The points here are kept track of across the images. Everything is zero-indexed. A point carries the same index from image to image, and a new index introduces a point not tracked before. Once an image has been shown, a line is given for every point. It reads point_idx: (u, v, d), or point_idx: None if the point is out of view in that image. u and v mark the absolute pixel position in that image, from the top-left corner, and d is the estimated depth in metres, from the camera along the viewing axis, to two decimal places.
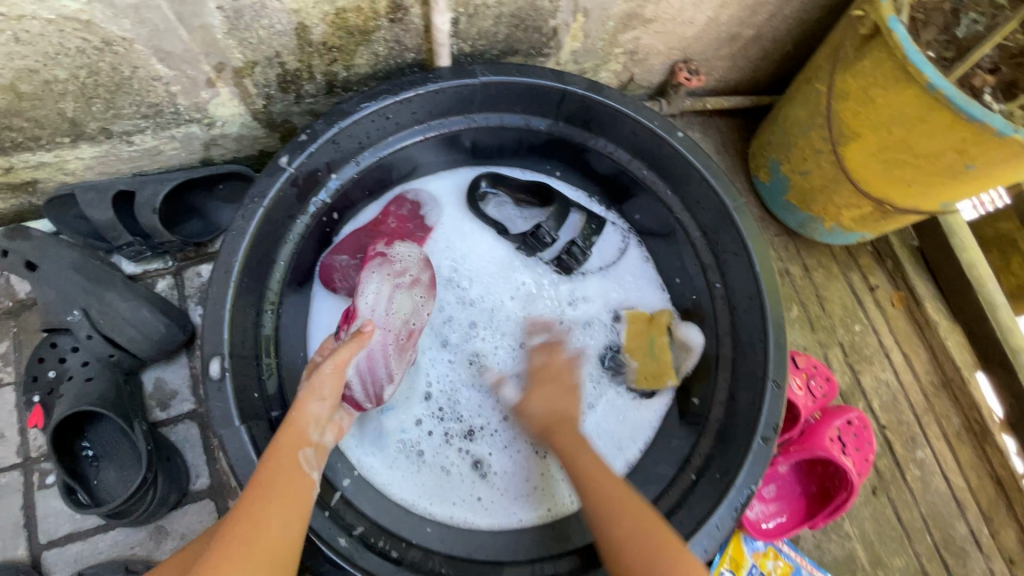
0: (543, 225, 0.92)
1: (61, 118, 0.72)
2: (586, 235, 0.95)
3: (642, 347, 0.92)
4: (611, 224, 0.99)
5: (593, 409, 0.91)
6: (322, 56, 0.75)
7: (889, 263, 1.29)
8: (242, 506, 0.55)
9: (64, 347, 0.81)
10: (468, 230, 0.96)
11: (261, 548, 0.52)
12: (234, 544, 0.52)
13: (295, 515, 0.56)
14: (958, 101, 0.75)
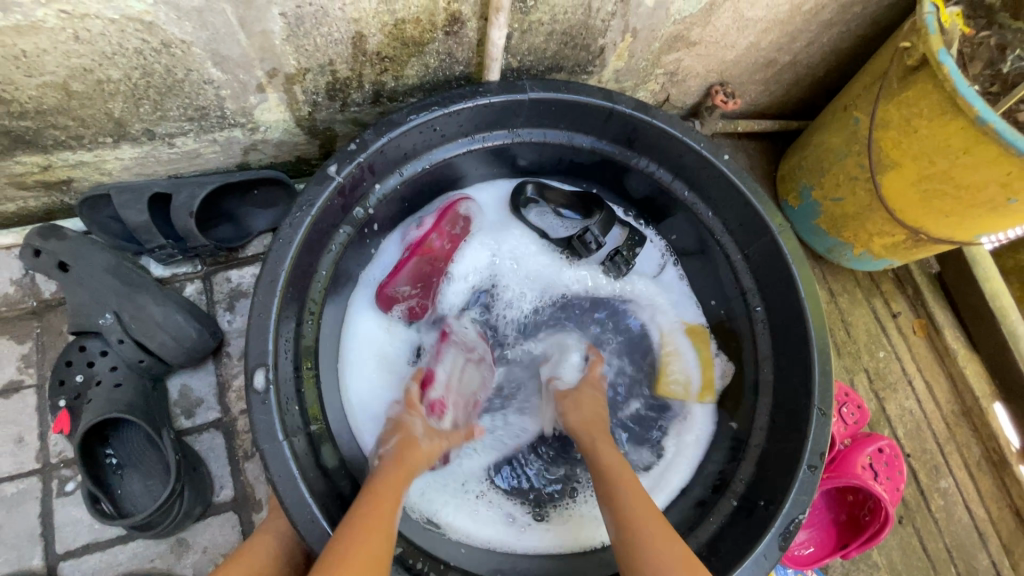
0: (589, 230, 0.90)
1: (107, 118, 0.71)
2: (631, 246, 0.93)
3: (676, 359, 0.95)
4: (649, 241, 0.99)
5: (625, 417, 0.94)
6: (373, 65, 0.75)
7: (911, 290, 1.30)
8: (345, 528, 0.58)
9: (92, 351, 0.79)
10: (512, 237, 0.95)
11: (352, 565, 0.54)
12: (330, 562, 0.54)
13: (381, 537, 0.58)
14: (1007, 135, 0.76)
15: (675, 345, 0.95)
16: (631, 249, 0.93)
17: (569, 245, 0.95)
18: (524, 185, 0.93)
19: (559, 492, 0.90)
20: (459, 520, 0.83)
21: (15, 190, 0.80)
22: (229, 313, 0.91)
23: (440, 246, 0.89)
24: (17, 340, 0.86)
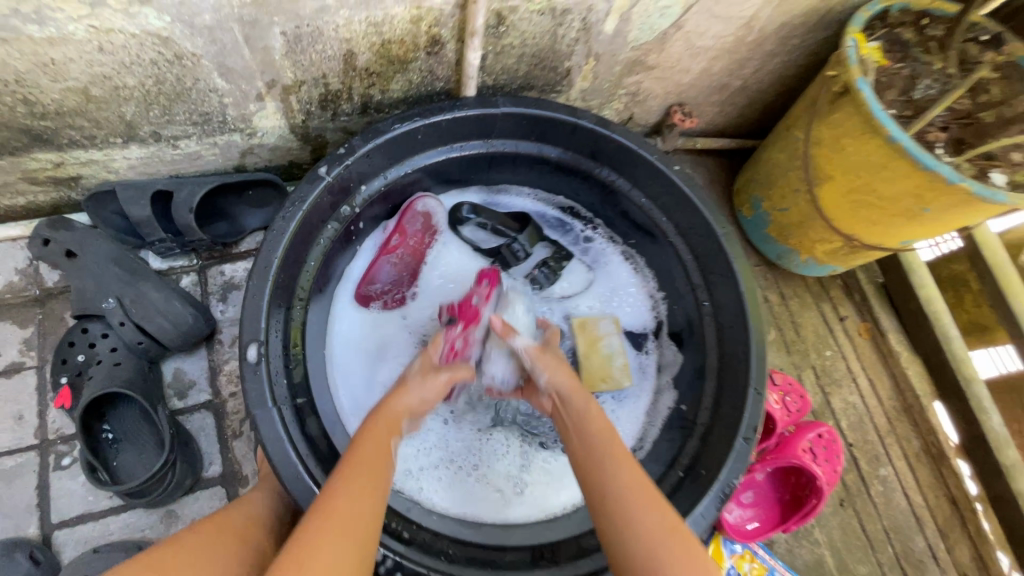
0: (516, 241, 1.03)
1: (119, 120, 0.78)
2: (557, 259, 1.07)
3: (595, 352, 1.01)
4: (577, 259, 1.10)
5: None
6: (362, 80, 0.84)
7: (858, 297, 1.41)
8: (329, 486, 0.60)
9: (95, 333, 0.85)
10: (452, 249, 1.05)
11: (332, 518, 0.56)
12: (315, 518, 0.56)
13: (362, 491, 0.59)
14: (915, 152, 0.87)
15: (594, 340, 1.02)
16: (557, 261, 1.06)
17: (496, 254, 1.05)
18: (461, 206, 1.02)
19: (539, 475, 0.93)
20: (430, 495, 0.89)
21: (27, 185, 0.87)
22: (222, 303, 0.98)
23: (403, 244, 0.98)
24: (19, 325, 0.92)
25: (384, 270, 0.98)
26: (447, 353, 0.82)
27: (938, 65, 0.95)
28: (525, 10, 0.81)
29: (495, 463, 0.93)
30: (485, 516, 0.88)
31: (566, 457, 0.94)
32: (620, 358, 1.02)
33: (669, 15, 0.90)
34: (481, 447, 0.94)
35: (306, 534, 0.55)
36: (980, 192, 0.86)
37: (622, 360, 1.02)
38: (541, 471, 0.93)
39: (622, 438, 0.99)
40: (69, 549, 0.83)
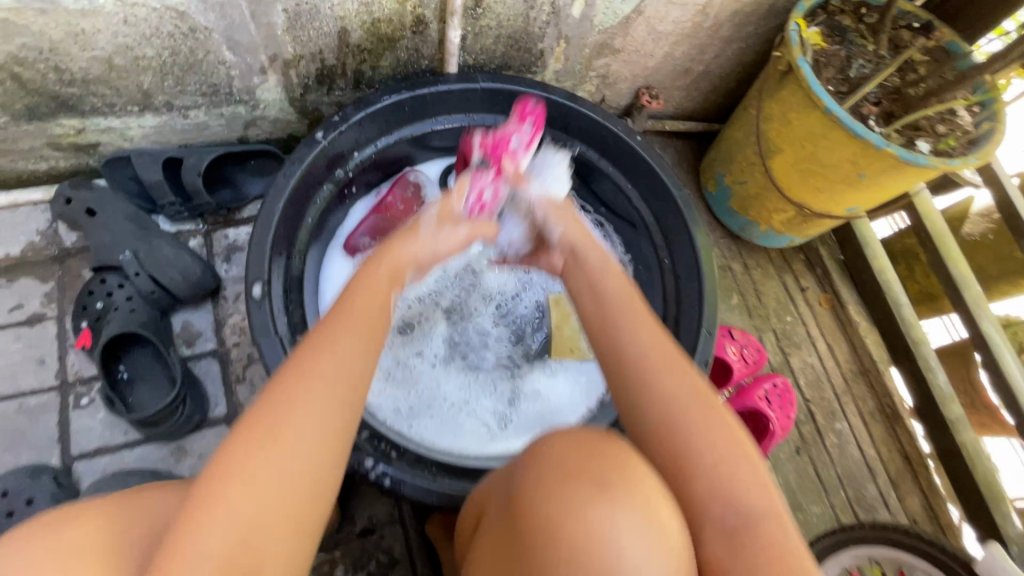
0: None
1: (137, 89, 0.88)
2: None
3: (566, 325, 1.09)
4: None
5: (541, 378, 1.07)
6: (354, 56, 0.94)
7: (819, 270, 1.52)
8: (323, 327, 0.61)
9: (112, 283, 0.94)
10: None
11: (313, 376, 0.56)
12: (292, 374, 0.56)
13: (353, 352, 0.59)
14: (847, 122, 0.98)
15: (567, 315, 1.10)
16: None
17: None
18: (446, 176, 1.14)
19: (514, 423, 1.02)
20: (420, 430, 0.95)
21: (51, 151, 0.96)
22: (227, 263, 1.07)
23: (395, 199, 1.04)
24: (41, 280, 1.00)
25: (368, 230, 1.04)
26: (473, 199, 0.84)
27: (870, 48, 1.07)
28: None
29: (474, 413, 1.02)
30: (471, 450, 0.95)
31: (536, 412, 1.04)
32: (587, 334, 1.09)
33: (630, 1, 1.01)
34: (463, 397, 1.03)
35: (283, 385, 0.55)
36: (904, 157, 0.97)
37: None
38: (522, 410, 1.03)
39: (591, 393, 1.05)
40: (87, 478, 0.92)
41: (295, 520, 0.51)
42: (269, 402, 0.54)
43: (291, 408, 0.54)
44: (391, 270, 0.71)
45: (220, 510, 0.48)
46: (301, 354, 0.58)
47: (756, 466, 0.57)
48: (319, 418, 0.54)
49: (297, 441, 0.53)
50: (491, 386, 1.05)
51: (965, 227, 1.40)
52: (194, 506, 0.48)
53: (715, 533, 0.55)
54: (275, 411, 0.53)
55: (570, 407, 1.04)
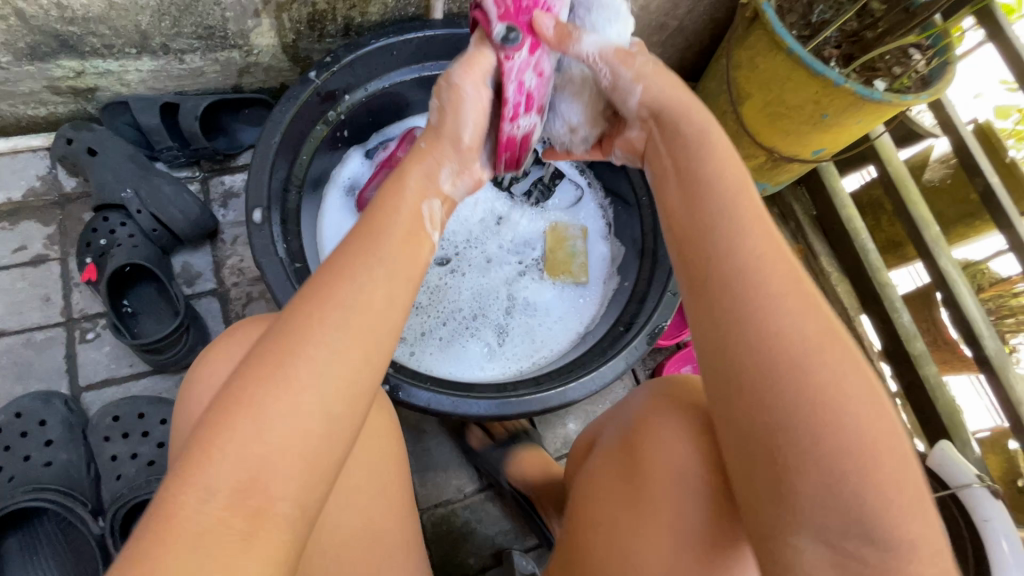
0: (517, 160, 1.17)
1: (136, 29, 0.92)
2: (551, 176, 1.20)
3: (561, 248, 1.16)
4: (568, 179, 1.22)
5: (540, 305, 1.13)
6: (344, 1, 0.99)
7: (793, 224, 1.61)
8: (352, 242, 0.54)
9: (115, 221, 0.98)
10: None
11: (343, 294, 0.50)
12: (308, 297, 0.50)
13: (391, 270, 0.53)
14: (807, 61, 1.05)
15: (561, 239, 1.17)
16: (551, 179, 1.19)
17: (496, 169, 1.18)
18: None
19: (510, 348, 1.08)
20: (424, 356, 1.03)
21: (50, 95, 0.99)
22: (224, 208, 1.11)
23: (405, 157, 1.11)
24: (42, 223, 1.04)
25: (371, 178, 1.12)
26: (514, 92, 0.68)
27: None
28: None
29: (475, 340, 1.08)
30: (467, 369, 1.03)
31: (534, 335, 1.10)
32: (581, 257, 1.16)
33: None
34: (467, 325, 1.09)
35: (296, 317, 0.49)
36: (861, 92, 1.04)
37: (581, 259, 1.17)
38: (517, 325, 1.11)
39: (581, 319, 1.11)
40: (95, 407, 0.96)
41: (311, 464, 0.46)
42: (272, 339, 0.47)
43: (301, 345, 0.47)
44: (423, 174, 0.64)
45: (224, 449, 0.44)
46: (319, 275, 0.52)
47: (899, 462, 0.49)
48: (332, 357, 0.48)
49: (309, 379, 0.46)
50: (495, 315, 1.11)
51: (927, 173, 1.48)
52: (197, 445, 0.44)
53: (814, 486, 0.49)
54: (283, 346, 0.47)
55: (563, 326, 1.11)
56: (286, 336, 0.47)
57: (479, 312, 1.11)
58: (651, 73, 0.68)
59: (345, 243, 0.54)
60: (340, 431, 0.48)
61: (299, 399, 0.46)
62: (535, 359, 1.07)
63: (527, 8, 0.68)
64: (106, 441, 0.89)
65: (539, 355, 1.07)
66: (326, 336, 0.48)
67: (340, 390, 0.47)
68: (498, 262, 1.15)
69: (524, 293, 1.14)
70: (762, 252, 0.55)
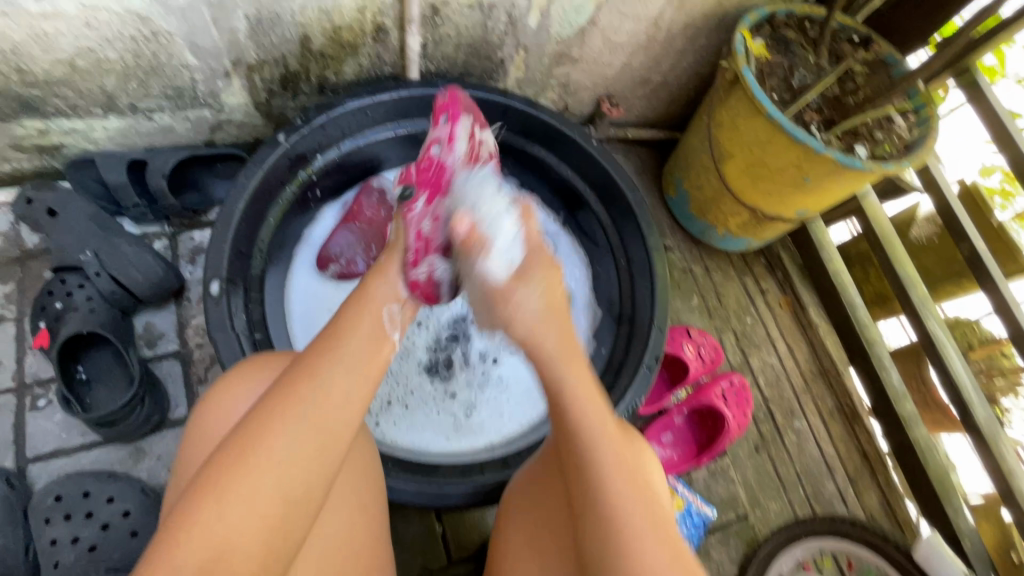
0: None
1: (101, 91, 0.90)
2: None
3: None
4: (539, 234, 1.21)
5: (515, 372, 1.10)
6: (318, 62, 0.97)
7: (779, 274, 1.56)
8: (315, 351, 0.66)
9: (72, 283, 0.95)
10: None
11: (305, 395, 0.61)
12: (280, 394, 0.60)
13: (355, 381, 0.65)
14: (787, 127, 1.03)
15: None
16: None
17: None
18: None
19: (481, 420, 1.04)
20: (392, 429, 1.01)
21: (14, 153, 0.97)
22: (191, 264, 1.08)
23: (362, 216, 1.11)
24: (0, 281, 1.00)
25: (341, 238, 1.10)
26: (414, 237, 0.86)
27: (812, 59, 1.15)
28: (456, 4, 0.96)
29: (445, 411, 1.05)
30: (436, 444, 1.00)
31: (508, 404, 1.06)
32: None
33: (584, 13, 1.06)
34: (437, 395, 1.06)
35: (273, 401, 0.60)
36: (842, 160, 1.02)
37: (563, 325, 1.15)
38: (487, 397, 1.07)
39: None
40: (41, 480, 0.91)
41: (267, 538, 0.54)
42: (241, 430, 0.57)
43: (277, 426, 0.58)
44: (388, 287, 0.77)
45: (205, 513, 0.52)
46: (291, 376, 0.62)
47: None
48: (303, 433, 0.59)
49: (269, 468, 0.56)
50: (468, 384, 1.08)
51: (913, 231, 1.47)
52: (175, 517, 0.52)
53: None
54: (260, 427, 0.58)
55: (535, 398, 1.07)
56: (264, 417, 0.59)
57: (451, 382, 1.08)
58: (537, 310, 0.74)
59: (309, 352, 0.66)
60: (297, 511, 0.57)
61: (261, 486, 0.55)
62: (508, 430, 1.03)
63: (428, 170, 0.95)
64: (46, 524, 0.85)
65: (512, 427, 1.03)
66: (297, 420, 0.59)
67: (308, 461, 0.58)
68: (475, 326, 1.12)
69: (499, 360, 1.11)
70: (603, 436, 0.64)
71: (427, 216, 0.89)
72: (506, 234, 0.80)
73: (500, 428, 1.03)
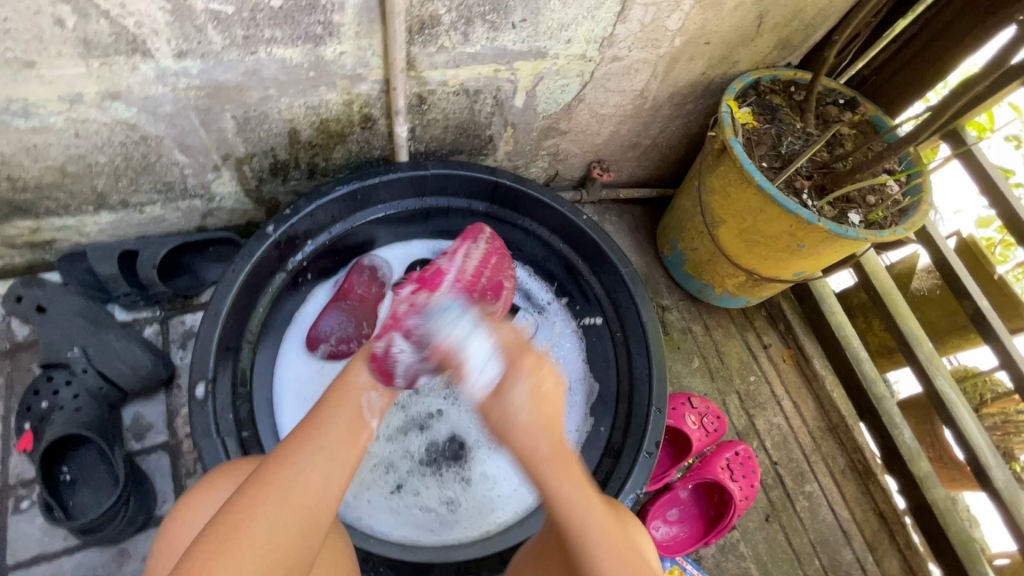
0: None
1: (91, 191, 0.91)
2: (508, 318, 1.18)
3: None
4: (524, 310, 1.21)
5: (500, 464, 1.08)
6: (307, 151, 0.97)
7: (781, 326, 1.50)
8: (294, 435, 0.68)
9: (59, 381, 0.93)
10: None
11: (282, 481, 0.62)
12: (257, 482, 0.62)
13: (335, 465, 0.66)
14: (779, 199, 1.03)
15: None
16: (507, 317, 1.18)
17: None
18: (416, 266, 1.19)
19: (465, 515, 1.03)
20: (373, 523, 1.00)
21: (6, 250, 0.98)
22: (181, 350, 1.06)
23: (351, 296, 1.10)
24: None
25: (330, 318, 1.08)
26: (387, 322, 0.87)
27: (799, 125, 1.16)
28: (442, 92, 0.97)
29: (427, 504, 1.03)
30: (417, 540, 0.99)
31: (494, 499, 1.05)
32: None
33: (570, 90, 1.07)
34: (420, 489, 1.04)
35: (248, 494, 0.61)
36: (835, 230, 1.02)
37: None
38: (471, 491, 1.05)
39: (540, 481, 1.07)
40: None
41: None
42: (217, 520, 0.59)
43: (253, 519, 0.59)
44: (356, 373, 0.76)
45: None
46: (268, 465, 0.64)
47: None
48: (279, 523, 0.60)
49: (244, 559, 0.56)
50: (454, 477, 1.06)
51: (914, 282, 1.45)
52: None
53: None
54: (234, 519, 0.59)
55: (519, 494, 1.06)
56: (239, 509, 0.59)
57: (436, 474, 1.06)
58: (528, 406, 0.71)
59: (289, 436, 0.67)
60: None
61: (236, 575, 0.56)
62: (492, 528, 1.02)
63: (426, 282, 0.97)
64: None
65: (495, 525, 1.02)
66: (272, 510, 0.60)
67: (285, 554, 0.59)
68: (460, 415, 1.11)
69: (485, 451, 1.09)
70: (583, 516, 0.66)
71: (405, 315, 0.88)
72: (482, 351, 0.77)
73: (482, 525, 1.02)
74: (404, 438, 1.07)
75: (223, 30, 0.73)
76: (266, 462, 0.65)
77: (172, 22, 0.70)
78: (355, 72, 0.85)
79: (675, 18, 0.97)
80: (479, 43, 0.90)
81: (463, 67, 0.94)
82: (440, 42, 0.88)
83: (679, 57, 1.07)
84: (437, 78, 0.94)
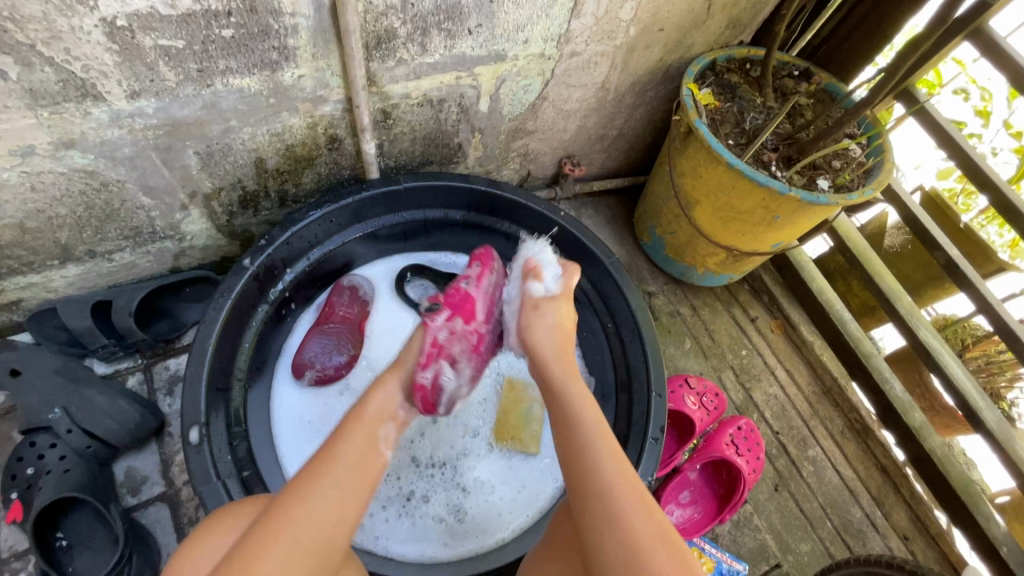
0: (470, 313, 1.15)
1: (56, 245, 0.88)
2: None
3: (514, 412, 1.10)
4: None
5: (499, 474, 1.07)
6: (275, 179, 0.95)
7: (765, 297, 1.52)
8: (308, 464, 0.68)
9: (42, 444, 0.89)
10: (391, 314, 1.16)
11: (294, 516, 0.62)
12: (268, 521, 0.61)
13: (350, 495, 0.66)
14: (749, 173, 1.04)
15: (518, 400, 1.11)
16: None
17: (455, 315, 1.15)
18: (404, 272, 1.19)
19: (473, 527, 1.02)
20: (387, 543, 0.99)
21: None
22: (169, 397, 1.03)
23: (334, 317, 1.08)
24: None
25: (315, 343, 1.06)
26: (429, 344, 0.86)
27: (759, 100, 1.18)
28: (405, 105, 0.96)
29: (435, 521, 1.02)
30: (429, 557, 0.98)
31: (502, 506, 1.04)
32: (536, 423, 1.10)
33: (532, 90, 1.07)
34: (423, 506, 1.03)
35: (260, 535, 0.60)
36: (807, 199, 1.04)
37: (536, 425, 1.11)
38: (476, 501, 1.04)
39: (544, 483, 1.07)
40: None
41: None
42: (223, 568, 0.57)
43: (260, 559, 0.58)
44: (392, 403, 0.77)
45: None
46: (280, 500, 0.64)
47: None
48: (289, 563, 0.59)
49: None
50: (457, 489, 1.05)
51: (886, 240, 1.49)
52: None
53: None
54: (243, 560, 0.58)
55: (528, 497, 1.06)
56: (246, 553, 0.58)
57: (439, 489, 1.05)
58: (555, 322, 0.84)
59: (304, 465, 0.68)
60: None
61: None
62: (506, 534, 1.01)
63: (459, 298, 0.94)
64: None
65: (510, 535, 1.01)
66: (281, 550, 0.59)
67: None
68: (450, 430, 1.09)
69: (482, 462, 1.08)
70: (597, 444, 0.68)
71: (450, 341, 0.89)
72: (553, 272, 0.91)
73: (496, 535, 1.01)
74: (399, 459, 1.05)
75: (176, 65, 0.72)
76: (276, 496, 0.65)
77: (122, 62, 0.69)
78: (316, 94, 0.84)
79: (628, 8, 0.98)
80: (437, 53, 0.90)
81: (424, 78, 0.93)
82: (398, 55, 0.87)
83: (636, 46, 1.08)
84: (399, 92, 0.93)
